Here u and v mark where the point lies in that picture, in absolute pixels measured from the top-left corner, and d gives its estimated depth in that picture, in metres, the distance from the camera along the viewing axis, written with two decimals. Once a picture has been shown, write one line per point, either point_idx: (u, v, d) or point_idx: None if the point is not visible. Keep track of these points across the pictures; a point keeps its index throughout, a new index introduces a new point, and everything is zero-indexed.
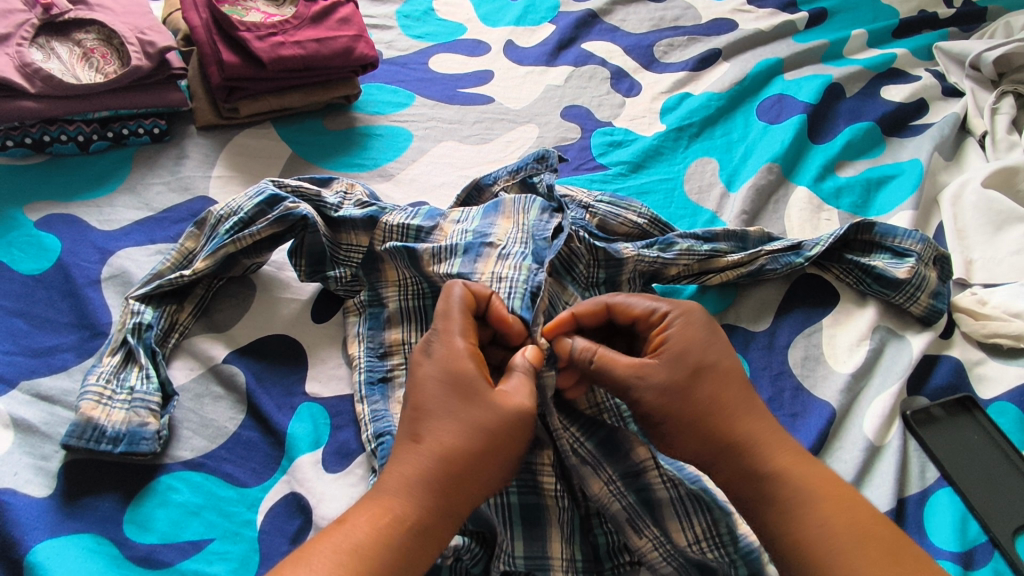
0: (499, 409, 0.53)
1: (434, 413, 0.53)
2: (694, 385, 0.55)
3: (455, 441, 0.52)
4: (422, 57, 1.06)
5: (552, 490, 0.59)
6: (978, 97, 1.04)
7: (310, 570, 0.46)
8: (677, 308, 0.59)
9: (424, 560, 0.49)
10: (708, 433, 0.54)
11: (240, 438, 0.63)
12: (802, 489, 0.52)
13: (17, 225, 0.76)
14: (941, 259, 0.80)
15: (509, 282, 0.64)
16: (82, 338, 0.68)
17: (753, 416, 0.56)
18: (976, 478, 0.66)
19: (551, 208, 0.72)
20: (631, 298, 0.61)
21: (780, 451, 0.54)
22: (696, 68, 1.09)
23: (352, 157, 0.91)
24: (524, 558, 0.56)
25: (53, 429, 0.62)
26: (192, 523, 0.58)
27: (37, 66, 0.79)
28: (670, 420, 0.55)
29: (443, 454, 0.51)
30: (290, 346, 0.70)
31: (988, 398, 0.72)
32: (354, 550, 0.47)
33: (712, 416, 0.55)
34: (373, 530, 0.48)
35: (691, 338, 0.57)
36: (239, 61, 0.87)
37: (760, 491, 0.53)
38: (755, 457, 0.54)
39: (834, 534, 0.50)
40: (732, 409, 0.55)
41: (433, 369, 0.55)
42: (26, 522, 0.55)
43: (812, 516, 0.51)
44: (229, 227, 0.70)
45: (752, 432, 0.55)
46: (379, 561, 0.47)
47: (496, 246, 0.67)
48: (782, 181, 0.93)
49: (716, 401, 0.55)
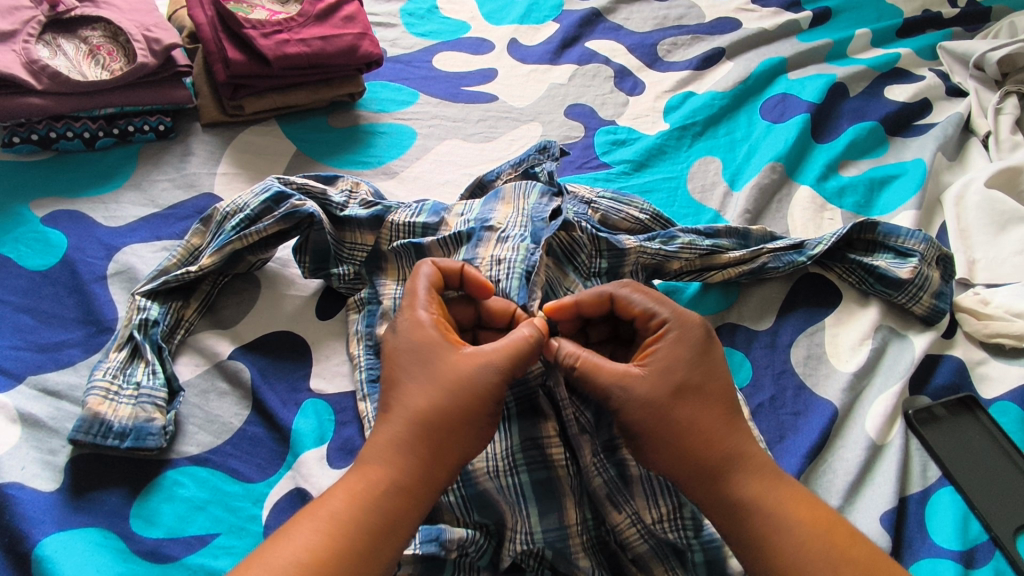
0: (464, 367, 0.54)
1: (409, 377, 0.55)
2: (673, 406, 0.55)
3: (430, 402, 0.53)
4: (426, 55, 1.06)
5: (562, 460, 0.58)
6: (982, 97, 1.04)
7: (291, 540, 0.48)
8: (676, 319, 0.59)
9: (405, 526, 0.50)
10: (686, 455, 0.54)
11: (246, 434, 0.64)
12: (779, 514, 0.52)
13: (23, 221, 0.76)
14: (944, 259, 0.80)
15: (507, 264, 0.65)
16: (89, 334, 0.69)
17: (736, 433, 0.56)
18: (979, 479, 0.66)
19: (550, 192, 0.72)
20: (635, 295, 0.61)
21: (752, 477, 0.54)
22: (700, 67, 1.09)
23: (357, 155, 0.91)
24: (543, 534, 0.56)
25: (60, 424, 0.62)
26: (198, 517, 0.59)
27: (43, 64, 0.80)
28: (643, 436, 0.55)
29: (414, 416, 0.53)
30: (295, 342, 0.70)
31: (990, 397, 0.73)
32: (332, 518, 0.49)
33: (687, 438, 0.54)
34: (350, 498, 0.50)
35: (681, 356, 0.57)
36: (245, 59, 0.87)
37: (730, 522, 0.53)
38: (727, 485, 0.54)
39: (809, 561, 0.50)
40: (709, 428, 0.55)
41: (400, 342, 0.57)
42: (33, 516, 0.55)
43: (770, 538, 0.52)
44: (235, 224, 0.70)
45: (727, 450, 0.55)
46: (354, 528, 0.49)
47: (497, 229, 0.68)
48: (786, 181, 0.93)
49: (692, 423, 0.55)
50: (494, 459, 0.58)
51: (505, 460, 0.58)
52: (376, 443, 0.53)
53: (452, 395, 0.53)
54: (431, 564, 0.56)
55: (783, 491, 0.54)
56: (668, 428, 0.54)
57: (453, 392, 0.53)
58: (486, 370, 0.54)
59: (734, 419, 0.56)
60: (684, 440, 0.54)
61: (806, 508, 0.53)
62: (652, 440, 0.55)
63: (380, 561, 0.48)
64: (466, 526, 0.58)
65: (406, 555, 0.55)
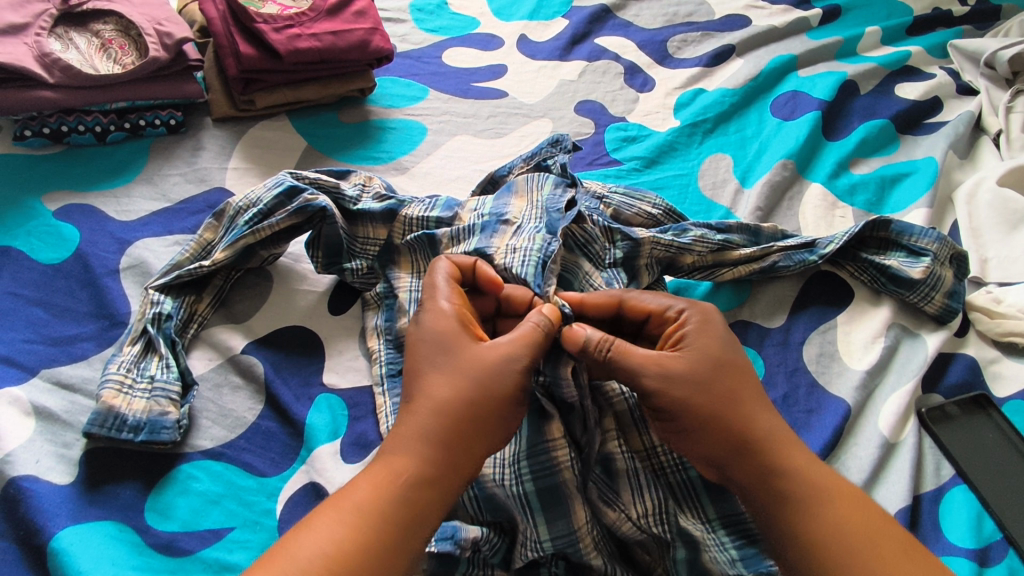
0: (487, 357, 0.55)
1: (432, 368, 0.55)
2: (713, 379, 0.56)
3: (448, 394, 0.53)
4: (436, 51, 1.06)
5: (566, 461, 0.57)
6: (992, 95, 1.04)
7: (315, 531, 0.47)
8: (693, 307, 0.60)
9: (431, 512, 0.50)
10: (725, 428, 0.54)
11: (259, 428, 0.64)
12: (814, 487, 0.53)
13: (35, 215, 0.76)
14: (958, 258, 0.80)
15: (523, 253, 0.65)
16: (102, 328, 0.69)
17: (765, 414, 0.56)
18: (993, 477, 0.66)
19: (565, 184, 0.74)
20: (645, 294, 0.62)
21: (787, 452, 0.54)
22: (710, 63, 1.09)
23: (368, 150, 0.91)
24: (553, 541, 0.55)
25: (74, 417, 0.62)
26: (212, 512, 0.59)
27: (56, 57, 0.80)
28: (683, 415, 0.54)
29: (439, 408, 0.53)
30: (307, 337, 0.70)
31: (1002, 396, 0.73)
32: (356, 509, 0.48)
33: (726, 411, 0.54)
34: (374, 489, 0.49)
35: (707, 340, 0.58)
36: (257, 53, 0.87)
37: (773, 501, 0.53)
38: (770, 463, 0.53)
39: (842, 535, 0.51)
40: (746, 406, 0.55)
41: (423, 334, 0.57)
42: (49, 508, 0.55)
43: (811, 515, 0.52)
44: (249, 218, 0.70)
45: (763, 431, 0.55)
46: (379, 518, 0.48)
47: (512, 223, 0.68)
48: (797, 178, 0.93)
49: (733, 396, 0.55)
50: (501, 466, 0.58)
51: (511, 468, 0.58)
52: (401, 433, 0.52)
53: (479, 384, 0.53)
54: (445, 562, 0.56)
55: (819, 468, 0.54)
56: (707, 406, 0.54)
57: (480, 381, 0.53)
58: (510, 361, 0.54)
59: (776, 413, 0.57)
60: (722, 417, 0.54)
61: (837, 482, 0.54)
62: (694, 416, 0.54)
63: (405, 552, 0.48)
64: (481, 524, 0.58)
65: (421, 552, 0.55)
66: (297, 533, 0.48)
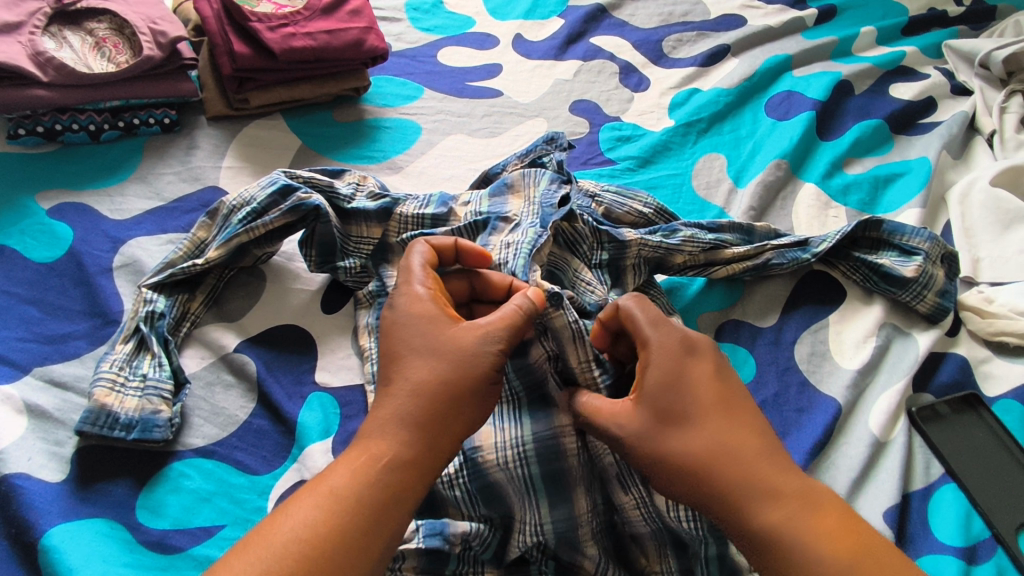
0: (463, 339, 0.54)
1: (411, 351, 0.54)
2: (668, 438, 0.52)
3: (427, 375, 0.53)
4: (431, 50, 1.06)
5: (573, 448, 0.57)
6: (986, 95, 1.04)
7: (291, 516, 0.47)
8: (653, 346, 0.54)
9: (411, 492, 0.50)
10: (695, 489, 0.50)
11: (251, 427, 0.64)
12: (803, 548, 0.48)
13: (28, 213, 0.76)
14: (948, 258, 0.80)
15: (516, 247, 0.65)
16: (95, 326, 0.69)
17: (752, 460, 0.51)
18: (982, 476, 0.66)
19: (560, 180, 0.73)
20: (635, 309, 0.56)
21: (774, 509, 0.49)
22: (705, 63, 1.09)
23: (362, 149, 0.91)
24: (552, 525, 0.56)
25: (66, 415, 0.62)
26: (204, 509, 0.59)
27: (49, 55, 0.80)
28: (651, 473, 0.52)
29: (418, 389, 0.52)
30: (300, 336, 0.71)
31: (993, 395, 0.73)
32: (331, 493, 0.48)
33: (695, 471, 0.50)
34: (350, 474, 0.49)
35: (664, 380, 0.53)
36: (251, 51, 0.87)
37: (751, 550, 0.50)
38: (745, 517, 0.50)
39: None
40: (723, 461, 0.51)
41: (400, 315, 0.57)
42: (40, 506, 0.55)
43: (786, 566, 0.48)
44: (242, 217, 0.70)
45: (745, 481, 0.50)
46: (356, 503, 0.48)
47: (511, 220, 0.69)
48: (791, 178, 0.93)
49: (707, 450, 0.51)
50: (503, 449, 0.57)
51: (514, 450, 0.57)
52: (378, 417, 0.52)
53: (455, 366, 0.53)
54: (434, 559, 0.56)
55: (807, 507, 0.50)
56: (669, 455, 0.51)
57: (456, 364, 0.53)
58: (487, 342, 0.54)
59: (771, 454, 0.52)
60: (685, 478, 0.51)
61: (834, 534, 0.49)
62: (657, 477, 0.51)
63: (384, 534, 0.48)
64: (472, 520, 0.58)
65: (409, 549, 0.55)
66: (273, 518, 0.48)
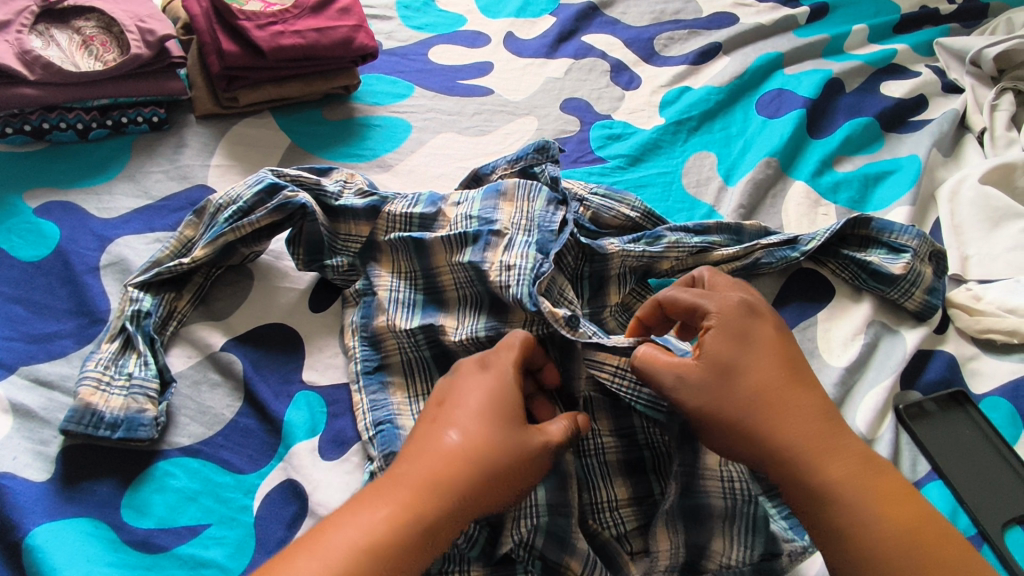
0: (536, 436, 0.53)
1: (475, 413, 0.53)
2: (731, 386, 0.53)
3: (482, 440, 0.52)
4: (422, 48, 1.06)
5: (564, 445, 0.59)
6: (977, 93, 1.04)
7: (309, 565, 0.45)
8: (717, 307, 0.56)
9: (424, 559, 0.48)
10: (747, 434, 0.52)
11: (238, 426, 0.64)
12: (854, 501, 0.49)
13: (16, 212, 0.76)
14: (936, 255, 0.80)
15: (517, 271, 0.64)
16: (81, 325, 0.69)
17: (804, 414, 0.53)
18: (968, 474, 0.67)
19: (556, 200, 0.72)
20: (679, 293, 0.58)
21: (829, 459, 0.51)
22: (696, 61, 1.09)
23: (352, 147, 0.91)
24: (548, 517, 0.57)
25: (51, 414, 0.62)
26: (189, 508, 0.59)
27: (37, 54, 0.80)
28: (709, 422, 0.53)
29: (468, 452, 0.51)
30: (288, 334, 0.71)
31: (981, 392, 0.73)
32: (357, 548, 0.46)
33: (749, 418, 0.52)
34: (378, 529, 0.47)
35: (724, 337, 0.55)
36: (239, 50, 0.87)
37: (803, 499, 0.51)
38: (800, 465, 0.51)
39: (883, 536, 0.48)
40: (781, 409, 0.53)
41: (484, 377, 0.55)
42: (25, 505, 0.55)
43: (842, 517, 0.49)
44: (229, 215, 0.70)
45: (799, 430, 0.52)
46: (378, 560, 0.46)
47: (503, 234, 0.68)
48: (781, 176, 0.93)
49: (763, 399, 0.53)
50: None
51: None
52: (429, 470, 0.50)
53: (515, 448, 0.52)
54: None
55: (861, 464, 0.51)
56: (730, 408, 0.53)
57: (516, 448, 0.52)
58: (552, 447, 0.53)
59: (830, 413, 0.54)
60: (746, 421, 0.52)
61: (882, 483, 0.51)
62: (711, 423, 0.53)
63: None
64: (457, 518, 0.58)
65: None
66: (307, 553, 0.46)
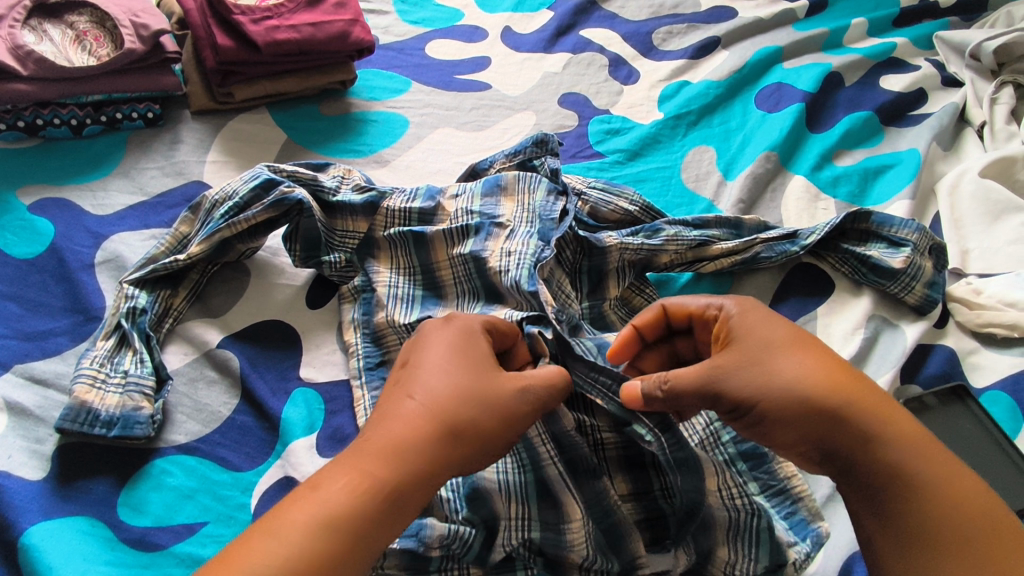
0: (507, 391, 0.52)
1: (442, 371, 0.51)
2: (779, 357, 0.53)
3: (451, 396, 0.50)
4: (419, 43, 1.05)
5: (549, 458, 0.58)
6: (977, 86, 1.03)
7: (274, 539, 0.43)
8: (733, 300, 0.57)
9: (400, 521, 0.47)
10: (811, 407, 0.51)
11: (234, 423, 0.64)
12: (924, 463, 0.48)
13: (10, 209, 0.76)
14: (936, 249, 0.81)
15: (518, 256, 0.66)
16: (77, 322, 0.68)
17: (857, 382, 0.52)
18: (968, 470, 0.66)
19: (556, 191, 0.74)
20: (685, 298, 0.61)
21: (890, 422, 0.50)
22: (695, 55, 1.09)
23: (348, 143, 0.90)
24: (540, 533, 0.57)
25: (47, 412, 0.62)
26: (186, 506, 0.58)
27: (29, 49, 0.79)
28: (764, 401, 0.51)
29: (440, 410, 0.49)
30: (285, 330, 0.70)
31: (981, 386, 0.73)
32: (329, 521, 0.44)
33: (807, 390, 0.51)
34: (350, 496, 0.45)
35: (750, 327, 0.55)
36: (234, 45, 0.87)
37: (870, 464, 0.49)
38: (867, 429, 0.50)
39: (955, 495, 0.47)
40: (833, 377, 0.52)
41: (448, 336, 0.54)
42: (20, 504, 0.55)
43: (916, 472, 0.48)
44: (224, 211, 0.69)
45: (854, 399, 0.51)
46: (352, 530, 0.44)
47: (506, 226, 0.69)
48: (781, 170, 0.92)
49: (814, 370, 0.52)
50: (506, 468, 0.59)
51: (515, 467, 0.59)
52: (390, 436, 0.48)
53: (487, 405, 0.50)
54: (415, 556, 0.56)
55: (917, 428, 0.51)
56: (784, 387, 0.51)
57: (489, 406, 0.50)
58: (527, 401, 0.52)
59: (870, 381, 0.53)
60: (808, 390, 0.51)
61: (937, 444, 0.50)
62: (768, 399, 0.51)
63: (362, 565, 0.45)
64: (454, 522, 0.56)
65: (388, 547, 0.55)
66: (263, 531, 0.44)
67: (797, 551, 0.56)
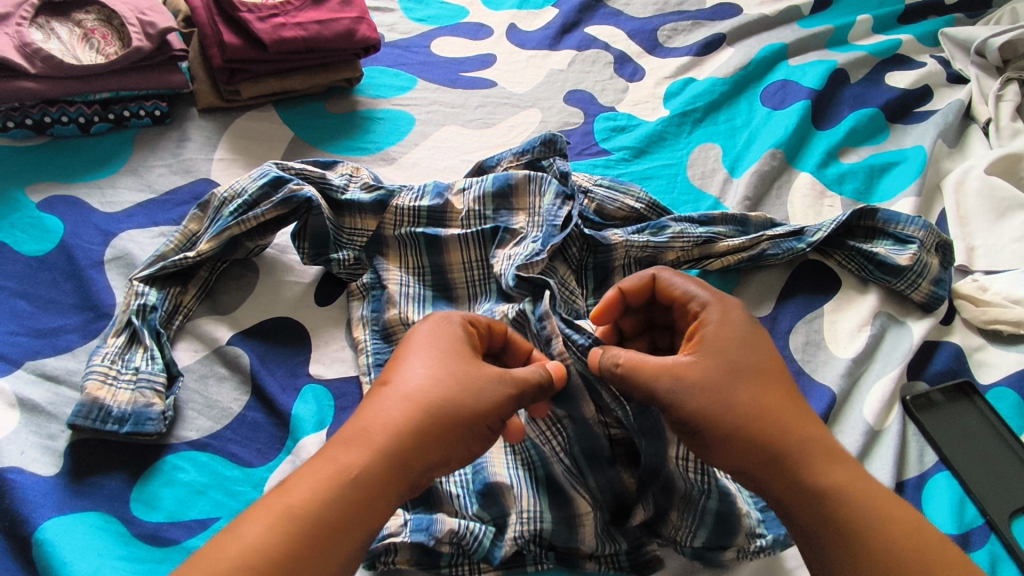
0: (478, 378, 0.52)
1: (416, 363, 0.53)
2: (731, 387, 0.53)
3: (421, 386, 0.51)
4: (424, 40, 1.06)
5: (555, 450, 0.59)
6: (982, 83, 1.03)
7: (239, 535, 0.45)
8: (714, 301, 0.58)
9: (369, 509, 0.47)
10: (755, 441, 0.51)
11: (245, 419, 0.64)
12: (860, 510, 0.49)
13: (20, 207, 0.76)
14: (942, 246, 0.80)
15: (514, 257, 0.68)
16: (86, 320, 0.69)
17: (801, 419, 0.53)
18: (975, 465, 0.67)
19: (564, 194, 0.73)
20: (677, 278, 0.61)
21: (832, 465, 0.51)
22: (700, 52, 1.09)
23: (354, 140, 0.90)
24: (552, 522, 0.57)
25: (59, 409, 0.62)
26: (199, 501, 0.59)
27: (37, 47, 0.79)
28: (708, 426, 0.52)
29: (411, 399, 0.51)
30: (293, 328, 0.70)
31: (987, 382, 0.73)
32: (285, 512, 0.45)
33: (752, 425, 0.51)
34: (311, 489, 0.46)
35: (728, 336, 0.56)
36: (241, 43, 0.87)
37: (804, 503, 0.50)
38: (803, 470, 0.51)
39: (891, 540, 0.48)
40: (777, 412, 0.52)
41: (424, 330, 0.56)
42: (34, 500, 0.55)
43: (853, 517, 0.49)
44: (233, 210, 0.70)
45: (797, 438, 0.52)
46: (313, 519, 0.45)
47: (517, 232, 0.71)
48: (786, 167, 0.93)
49: (760, 404, 0.52)
50: (517, 466, 0.60)
51: (527, 467, 0.60)
52: (359, 425, 0.49)
53: (457, 391, 0.51)
54: (427, 551, 0.56)
55: (855, 475, 0.51)
56: (735, 417, 0.51)
57: (458, 392, 0.51)
58: (500, 387, 0.52)
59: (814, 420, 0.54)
60: (749, 423, 0.51)
61: (875, 486, 0.51)
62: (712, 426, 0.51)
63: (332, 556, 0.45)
64: (465, 518, 0.57)
65: (398, 544, 0.55)
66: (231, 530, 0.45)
67: (757, 542, 0.57)
